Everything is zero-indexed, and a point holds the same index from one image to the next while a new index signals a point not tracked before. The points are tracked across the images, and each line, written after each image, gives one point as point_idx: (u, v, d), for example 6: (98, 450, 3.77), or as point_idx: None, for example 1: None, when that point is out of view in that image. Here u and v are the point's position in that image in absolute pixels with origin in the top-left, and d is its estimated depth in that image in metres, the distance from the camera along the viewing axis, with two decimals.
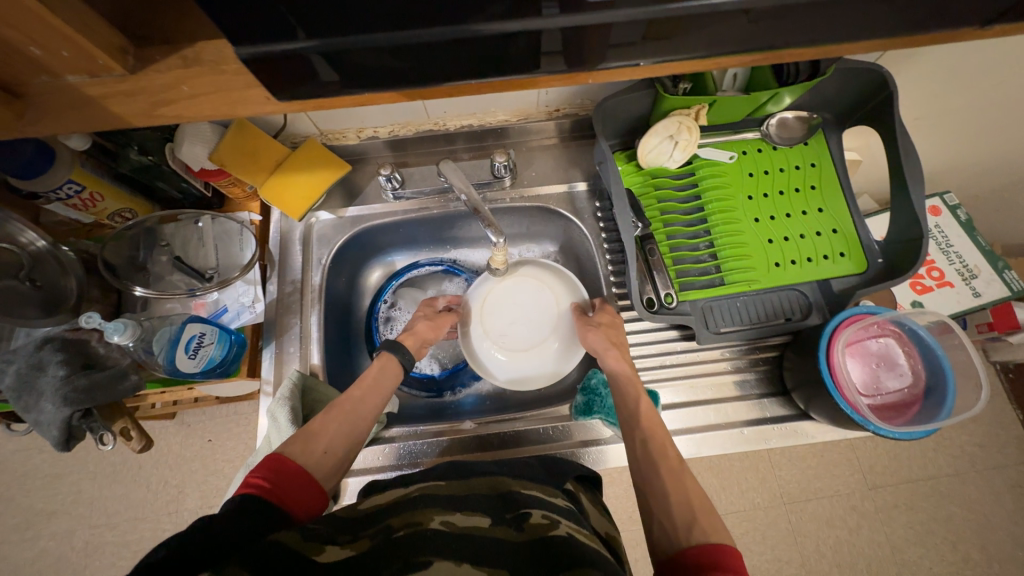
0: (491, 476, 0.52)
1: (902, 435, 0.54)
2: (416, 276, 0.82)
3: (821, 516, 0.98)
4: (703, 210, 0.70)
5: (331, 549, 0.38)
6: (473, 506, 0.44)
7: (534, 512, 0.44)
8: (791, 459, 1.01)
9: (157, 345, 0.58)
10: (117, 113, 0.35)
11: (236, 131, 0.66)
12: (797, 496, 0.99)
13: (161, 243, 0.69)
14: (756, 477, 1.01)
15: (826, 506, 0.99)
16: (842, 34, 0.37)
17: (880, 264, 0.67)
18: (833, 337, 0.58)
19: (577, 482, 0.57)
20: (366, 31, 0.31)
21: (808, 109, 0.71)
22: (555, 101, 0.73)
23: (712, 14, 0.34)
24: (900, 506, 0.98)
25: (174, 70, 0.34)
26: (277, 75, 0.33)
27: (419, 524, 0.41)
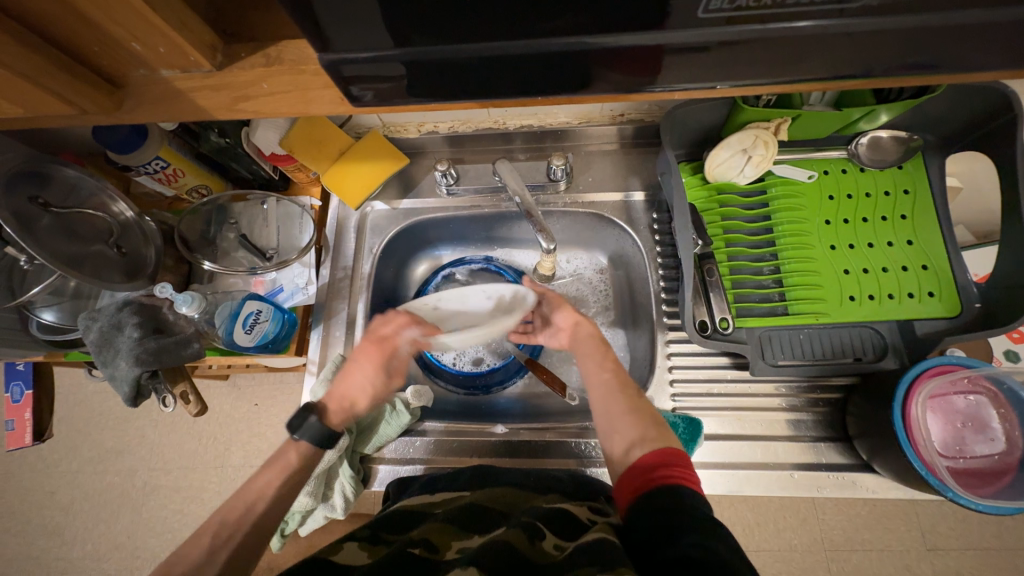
0: (513, 487, 0.54)
1: (991, 508, 0.47)
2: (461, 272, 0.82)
3: (867, 570, 0.90)
4: (770, 232, 0.65)
5: (347, 551, 0.44)
6: (489, 527, 0.46)
7: (547, 534, 0.44)
8: (839, 505, 0.93)
9: (218, 318, 0.62)
10: (205, 104, 0.37)
11: (307, 121, 0.69)
12: (842, 545, 0.92)
13: (231, 220, 0.74)
14: (796, 518, 0.94)
15: (873, 561, 0.90)
16: (963, 64, 0.33)
17: (978, 310, 0.59)
18: (912, 389, 0.52)
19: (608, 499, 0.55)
20: (450, 40, 0.31)
21: (908, 129, 0.64)
22: (620, 105, 0.70)
23: (823, 33, 0.30)
24: (962, 574, 0.89)
25: (257, 68, 0.35)
26: (358, 78, 0.34)
27: (435, 549, 0.43)
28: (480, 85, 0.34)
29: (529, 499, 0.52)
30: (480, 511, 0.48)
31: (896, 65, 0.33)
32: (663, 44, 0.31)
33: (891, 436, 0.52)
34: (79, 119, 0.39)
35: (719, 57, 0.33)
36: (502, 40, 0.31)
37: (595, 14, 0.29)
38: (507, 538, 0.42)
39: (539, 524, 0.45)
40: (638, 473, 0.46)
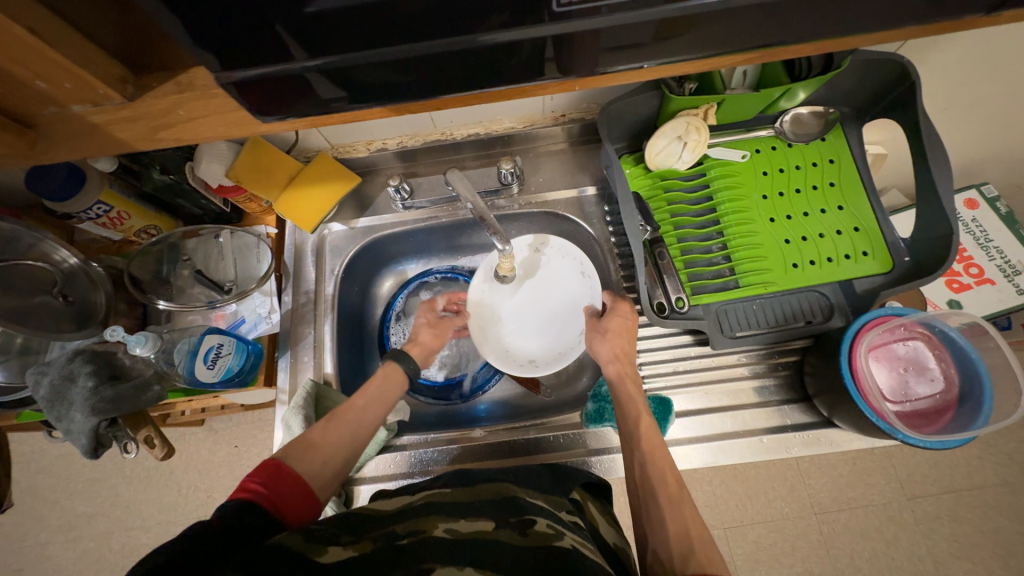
0: (494, 481, 0.54)
1: (933, 443, 0.51)
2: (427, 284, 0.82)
3: (855, 527, 0.94)
4: (714, 212, 0.68)
5: (332, 550, 0.41)
6: (477, 512, 0.47)
7: (539, 519, 0.46)
8: (821, 467, 0.97)
9: (177, 356, 0.60)
10: (127, 136, 0.37)
11: (251, 150, 0.68)
12: (829, 506, 0.95)
13: (184, 257, 0.72)
14: (784, 486, 0.97)
15: (860, 517, 0.94)
16: (839, 29, 0.36)
17: (908, 262, 0.64)
18: (855, 341, 0.55)
19: (582, 491, 0.57)
20: (364, 48, 0.32)
21: (824, 103, 0.68)
22: (560, 107, 0.72)
23: (711, 13, 0.33)
24: (942, 518, 0.93)
25: (169, 96, 0.36)
26: (279, 93, 0.34)
27: (422, 531, 0.44)
28: (403, 88, 0.36)
29: (511, 489, 0.52)
30: (461, 500, 0.50)
31: (783, 37, 0.36)
32: (571, 37, 0.33)
33: (842, 387, 0.55)
34: None
35: (629, 42, 0.34)
36: (416, 44, 0.32)
37: (504, 14, 0.31)
38: (499, 537, 0.43)
39: (526, 515, 0.47)
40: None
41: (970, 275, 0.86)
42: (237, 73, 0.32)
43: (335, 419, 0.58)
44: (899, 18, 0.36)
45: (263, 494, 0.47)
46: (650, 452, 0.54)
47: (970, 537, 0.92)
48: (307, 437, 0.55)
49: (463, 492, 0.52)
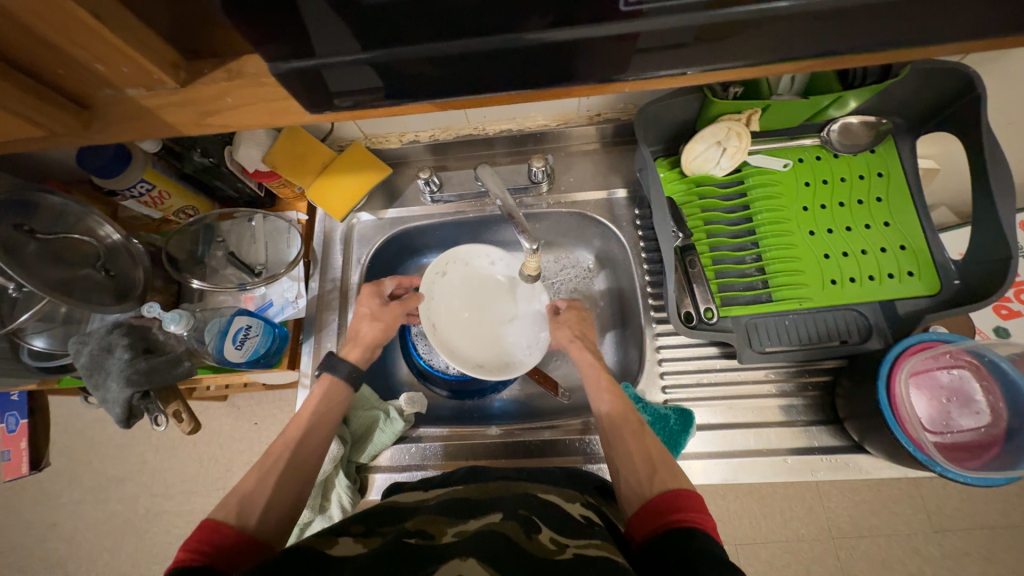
0: (510, 479, 0.54)
1: (975, 480, 0.48)
2: None
3: (875, 556, 0.90)
4: (750, 221, 0.66)
5: (343, 543, 0.43)
6: (486, 510, 0.47)
7: (544, 529, 0.44)
8: (843, 492, 0.93)
9: (208, 335, 0.62)
10: (173, 121, 0.38)
11: (289, 136, 0.69)
12: (849, 532, 0.91)
13: (218, 239, 0.74)
14: (802, 508, 0.94)
15: (881, 546, 0.90)
16: (911, 37, 0.34)
17: (957, 286, 0.60)
18: (894, 366, 0.53)
19: (598, 497, 0.55)
20: (410, 41, 0.31)
21: (876, 113, 0.65)
22: (595, 106, 0.71)
23: (773, 18, 0.31)
24: (971, 554, 0.89)
25: (221, 82, 0.36)
26: (323, 84, 0.34)
27: (431, 536, 0.44)
28: (445, 82, 0.35)
29: (524, 487, 0.52)
30: (473, 499, 0.50)
31: (846, 44, 0.34)
32: (620, 39, 0.32)
33: (878, 414, 0.53)
34: (52, 141, 0.40)
35: (679, 45, 0.33)
36: (462, 39, 0.32)
37: (552, 12, 0.30)
38: (503, 529, 0.43)
39: (534, 516, 0.46)
40: (647, 513, 0.46)
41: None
42: (284, 64, 0.32)
43: (270, 461, 0.54)
44: (980, 28, 0.33)
45: (205, 559, 0.43)
46: (609, 398, 0.59)
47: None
48: (243, 489, 0.52)
49: (476, 488, 0.53)
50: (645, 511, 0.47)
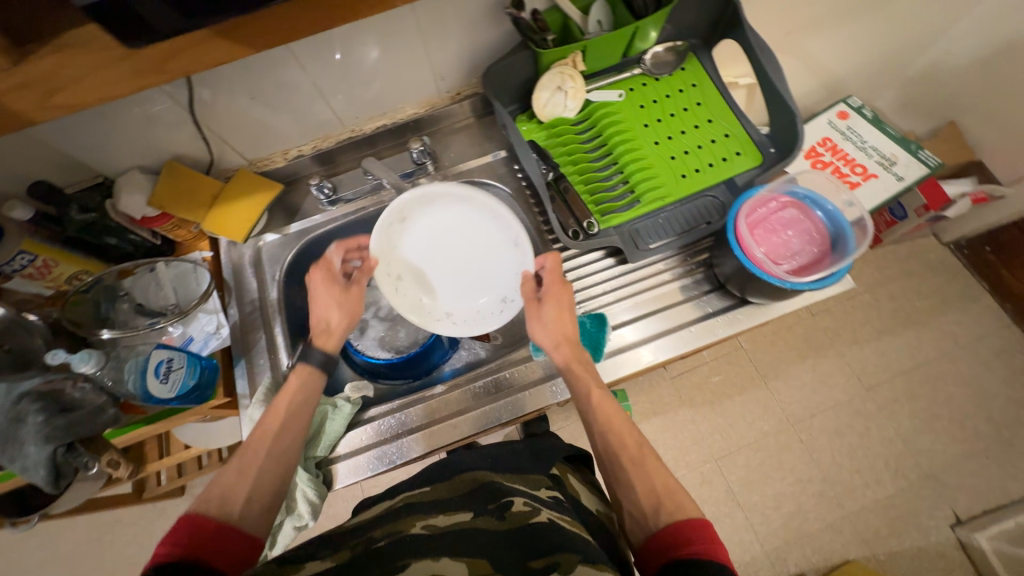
0: (474, 470, 0.57)
1: (815, 285, 0.59)
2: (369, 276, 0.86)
3: (829, 427, 1.30)
4: (606, 147, 0.76)
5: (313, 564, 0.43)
6: (454, 507, 0.50)
7: (516, 499, 0.52)
8: (791, 386, 1.34)
9: (128, 375, 0.61)
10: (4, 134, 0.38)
11: (167, 175, 0.72)
12: (803, 416, 1.32)
13: (122, 293, 0.73)
14: (762, 408, 1.33)
15: (831, 417, 1.31)
16: None
17: (773, 153, 0.74)
18: (736, 218, 0.64)
19: (562, 466, 0.66)
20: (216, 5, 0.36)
21: (673, 38, 0.78)
22: (452, 85, 0.80)
23: None
24: (899, 399, 1.31)
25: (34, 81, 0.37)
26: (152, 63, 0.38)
27: (399, 530, 0.47)
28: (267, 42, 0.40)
29: (490, 475, 0.56)
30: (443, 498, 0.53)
31: None
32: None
33: (735, 259, 0.63)
34: None
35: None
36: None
37: None
38: (477, 525, 0.48)
39: (503, 498, 0.51)
40: (658, 547, 0.49)
41: (859, 174, 1.12)
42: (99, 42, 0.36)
43: (251, 459, 0.57)
44: None
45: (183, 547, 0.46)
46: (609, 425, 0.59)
47: (906, 409, 1.30)
48: (225, 482, 0.55)
49: (443, 484, 0.55)
50: (651, 547, 0.50)
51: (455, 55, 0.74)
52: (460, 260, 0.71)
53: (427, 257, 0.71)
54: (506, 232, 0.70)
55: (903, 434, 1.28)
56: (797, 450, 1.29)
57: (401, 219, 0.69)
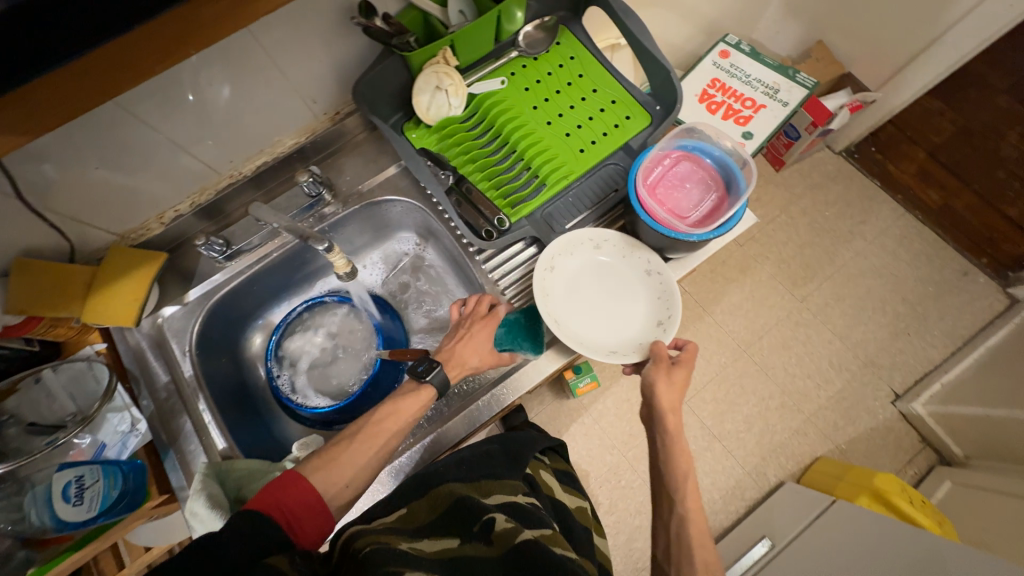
0: (448, 481, 0.55)
1: (717, 232, 0.62)
2: (290, 323, 0.79)
3: (777, 343, 1.40)
4: (501, 138, 0.75)
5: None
6: (437, 532, 0.48)
7: (499, 516, 0.50)
8: (735, 315, 1.43)
9: (33, 508, 0.55)
10: None
11: (21, 274, 0.63)
12: (752, 339, 1.41)
13: (4, 417, 0.62)
14: (716, 343, 1.41)
15: (777, 334, 1.41)
16: None
17: (660, 110, 0.75)
18: (638, 182, 0.64)
19: (534, 462, 0.66)
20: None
21: (540, 15, 0.77)
22: (328, 105, 0.75)
23: None
24: (830, 302, 1.43)
25: None
26: None
27: (385, 542, 0.44)
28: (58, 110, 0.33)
29: (466, 489, 0.54)
30: (427, 523, 0.49)
31: None
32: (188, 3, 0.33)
33: (644, 223, 0.64)
34: None
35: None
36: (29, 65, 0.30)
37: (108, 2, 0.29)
38: (468, 552, 0.46)
39: (486, 516, 0.49)
40: None
41: (749, 107, 1.19)
42: None
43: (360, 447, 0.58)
44: None
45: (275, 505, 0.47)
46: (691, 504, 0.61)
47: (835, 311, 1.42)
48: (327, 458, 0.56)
49: (422, 505, 0.52)
50: None
51: (320, 74, 0.69)
52: (597, 306, 0.69)
53: (570, 297, 0.69)
54: (660, 306, 0.68)
55: (839, 332, 1.40)
56: (754, 372, 1.38)
57: (598, 248, 0.71)
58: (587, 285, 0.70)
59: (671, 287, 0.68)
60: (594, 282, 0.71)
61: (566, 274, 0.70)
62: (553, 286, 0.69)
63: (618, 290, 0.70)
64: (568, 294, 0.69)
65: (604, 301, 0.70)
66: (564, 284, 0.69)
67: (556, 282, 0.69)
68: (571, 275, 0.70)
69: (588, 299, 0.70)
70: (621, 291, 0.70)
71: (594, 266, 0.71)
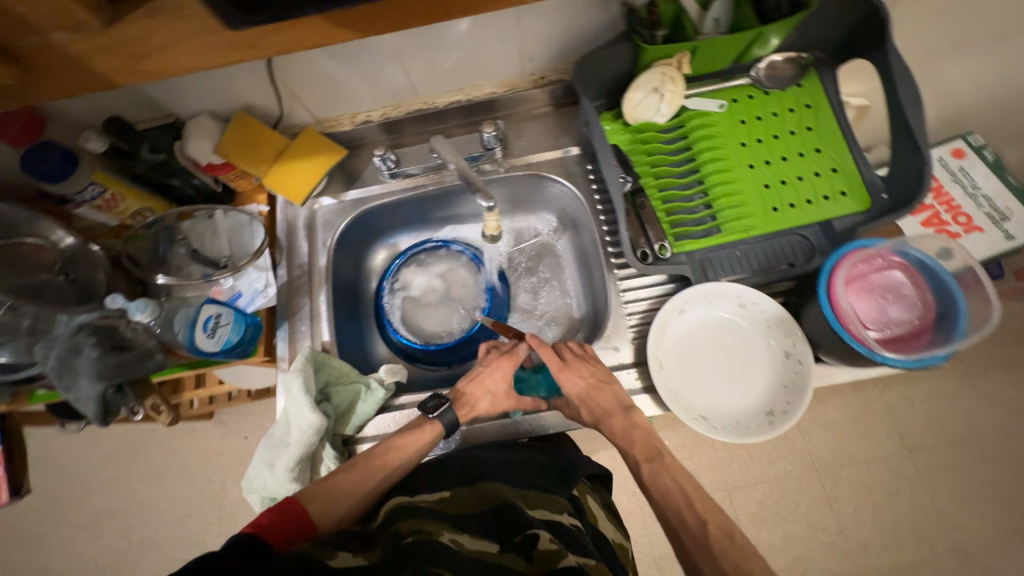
0: (495, 478, 0.54)
1: (909, 364, 0.53)
2: (420, 254, 0.83)
3: (856, 482, 1.08)
4: (694, 163, 0.69)
5: (343, 556, 0.42)
6: (480, 531, 0.48)
7: (542, 532, 0.48)
8: (819, 431, 1.11)
9: (179, 325, 0.63)
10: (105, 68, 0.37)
11: (238, 125, 0.70)
12: (830, 465, 1.09)
13: (180, 237, 0.74)
14: (786, 448, 1.10)
15: (861, 472, 1.08)
16: None
17: (886, 200, 0.65)
18: (833, 274, 0.57)
19: (583, 485, 0.61)
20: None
21: (797, 49, 0.70)
22: (538, 68, 0.74)
23: None
24: (941, 470, 1.06)
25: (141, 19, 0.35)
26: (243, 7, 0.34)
27: (427, 532, 0.45)
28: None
29: (511, 494, 0.53)
30: (468, 516, 0.50)
31: None
32: None
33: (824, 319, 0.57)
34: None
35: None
36: None
37: None
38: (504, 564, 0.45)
39: (530, 530, 0.48)
40: None
41: (960, 223, 0.93)
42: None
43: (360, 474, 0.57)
44: None
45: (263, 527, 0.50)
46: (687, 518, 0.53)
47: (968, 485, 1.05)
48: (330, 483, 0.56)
49: (464, 492, 0.53)
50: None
51: (549, 36, 0.67)
52: (707, 367, 0.63)
53: (685, 345, 0.65)
54: (781, 397, 0.60)
55: None
56: None
57: (740, 309, 0.65)
58: (706, 341, 0.65)
59: (805, 383, 0.59)
60: (718, 341, 0.65)
61: (689, 321, 0.65)
62: (671, 328, 0.65)
63: (741, 361, 0.63)
64: (681, 343, 0.65)
65: (719, 366, 0.64)
66: (682, 330, 0.65)
67: (676, 326, 0.65)
68: (695, 326, 0.65)
69: (702, 356, 0.64)
70: (744, 363, 0.63)
71: (724, 326, 0.65)
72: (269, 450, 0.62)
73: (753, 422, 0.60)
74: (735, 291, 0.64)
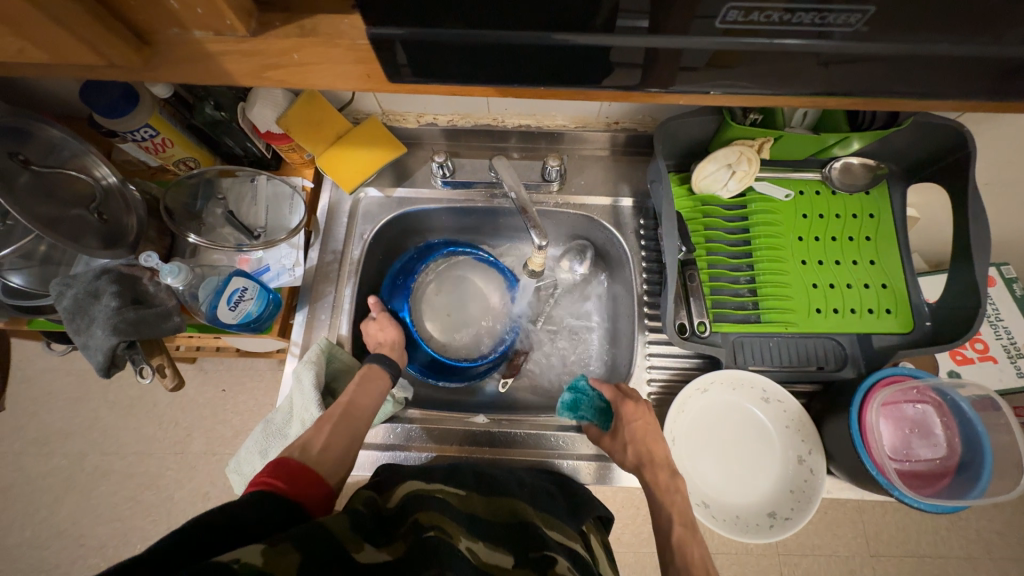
0: (514, 495, 0.55)
1: (925, 505, 0.53)
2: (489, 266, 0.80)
3: None
4: (748, 245, 0.68)
5: (368, 551, 0.42)
6: (495, 541, 0.50)
7: (560, 559, 0.47)
8: None
9: (202, 291, 0.61)
10: (233, 70, 0.35)
11: (306, 101, 0.69)
12: (793, 549, 0.98)
13: (219, 196, 0.73)
14: None
15: None
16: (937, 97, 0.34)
17: (928, 328, 0.65)
18: (868, 396, 0.56)
19: (590, 521, 0.59)
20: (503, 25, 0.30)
21: (875, 158, 0.69)
22: (615, 114, 0.74)
23: (777, 53, 0.31)
24: None
25: (289, 37, 0.33)
26: (390, 61, 0.32)
27: (447, 533, 0.46)
28: (494, 72, 0.33)
29: (531, 515, 0.53)
30: (484, 519, 0.52)
31: (881, 90, 0.33)
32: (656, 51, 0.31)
33: (847, 439, 0.56)
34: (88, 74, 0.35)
35: (653, 84, 0.34)
36: (547, 30, 0.30)
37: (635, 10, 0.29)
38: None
39: (547, 551, 0.48)
40: None
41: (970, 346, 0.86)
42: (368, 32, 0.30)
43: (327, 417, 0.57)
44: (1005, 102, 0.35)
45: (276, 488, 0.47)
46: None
47: None
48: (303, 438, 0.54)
49: (481, 501, 0.54)
50: None
51: None
52: (716, 451, 0.64)
53: (698, 424, 0.65)
54: (785, 501, 0.60)
55: None
56: None
57: (763, 403, 0.64)
58: (723, 425, 0.65)
59: (813, 493, 0.59)
60: (733, 428, 0.64)
61: (709, 402, 0.65)
62: (691, 404, 0.64)
63: (753, 454, 0.63)
64: (696, 421, 0.65)
65: (731, 454, 0.64)
66: (701, 408, 0.65)
67: (696, 403, 0.65)
68: (717, 406, 0.65)
69: (714, 438, 0.64)
70: (756, 458, 0.63)
71: (745, 416, 0.65)
72: (265, 437, 0.61)
73: (751, 522, 0.59)
74: (765, 386, 0.63)
